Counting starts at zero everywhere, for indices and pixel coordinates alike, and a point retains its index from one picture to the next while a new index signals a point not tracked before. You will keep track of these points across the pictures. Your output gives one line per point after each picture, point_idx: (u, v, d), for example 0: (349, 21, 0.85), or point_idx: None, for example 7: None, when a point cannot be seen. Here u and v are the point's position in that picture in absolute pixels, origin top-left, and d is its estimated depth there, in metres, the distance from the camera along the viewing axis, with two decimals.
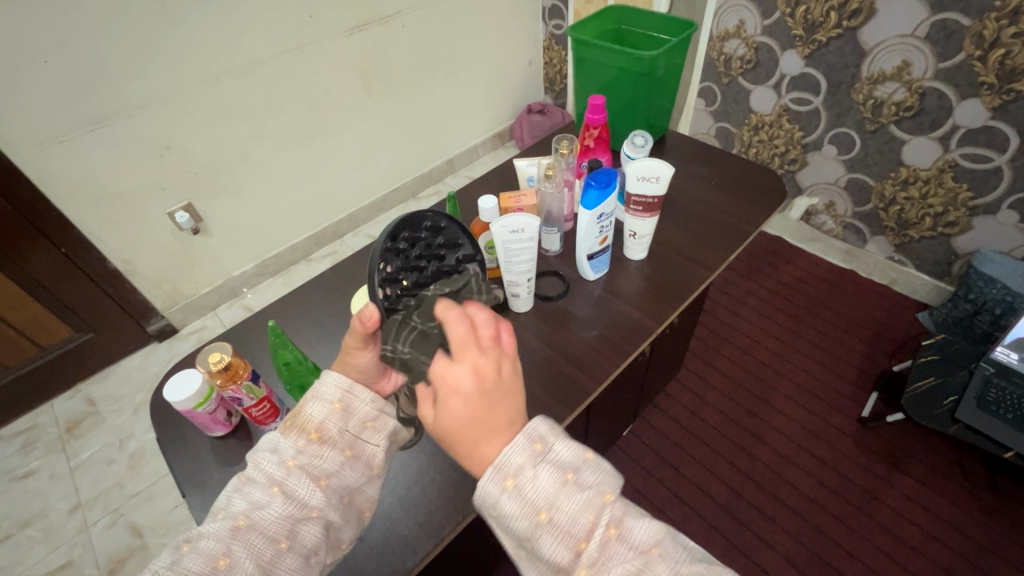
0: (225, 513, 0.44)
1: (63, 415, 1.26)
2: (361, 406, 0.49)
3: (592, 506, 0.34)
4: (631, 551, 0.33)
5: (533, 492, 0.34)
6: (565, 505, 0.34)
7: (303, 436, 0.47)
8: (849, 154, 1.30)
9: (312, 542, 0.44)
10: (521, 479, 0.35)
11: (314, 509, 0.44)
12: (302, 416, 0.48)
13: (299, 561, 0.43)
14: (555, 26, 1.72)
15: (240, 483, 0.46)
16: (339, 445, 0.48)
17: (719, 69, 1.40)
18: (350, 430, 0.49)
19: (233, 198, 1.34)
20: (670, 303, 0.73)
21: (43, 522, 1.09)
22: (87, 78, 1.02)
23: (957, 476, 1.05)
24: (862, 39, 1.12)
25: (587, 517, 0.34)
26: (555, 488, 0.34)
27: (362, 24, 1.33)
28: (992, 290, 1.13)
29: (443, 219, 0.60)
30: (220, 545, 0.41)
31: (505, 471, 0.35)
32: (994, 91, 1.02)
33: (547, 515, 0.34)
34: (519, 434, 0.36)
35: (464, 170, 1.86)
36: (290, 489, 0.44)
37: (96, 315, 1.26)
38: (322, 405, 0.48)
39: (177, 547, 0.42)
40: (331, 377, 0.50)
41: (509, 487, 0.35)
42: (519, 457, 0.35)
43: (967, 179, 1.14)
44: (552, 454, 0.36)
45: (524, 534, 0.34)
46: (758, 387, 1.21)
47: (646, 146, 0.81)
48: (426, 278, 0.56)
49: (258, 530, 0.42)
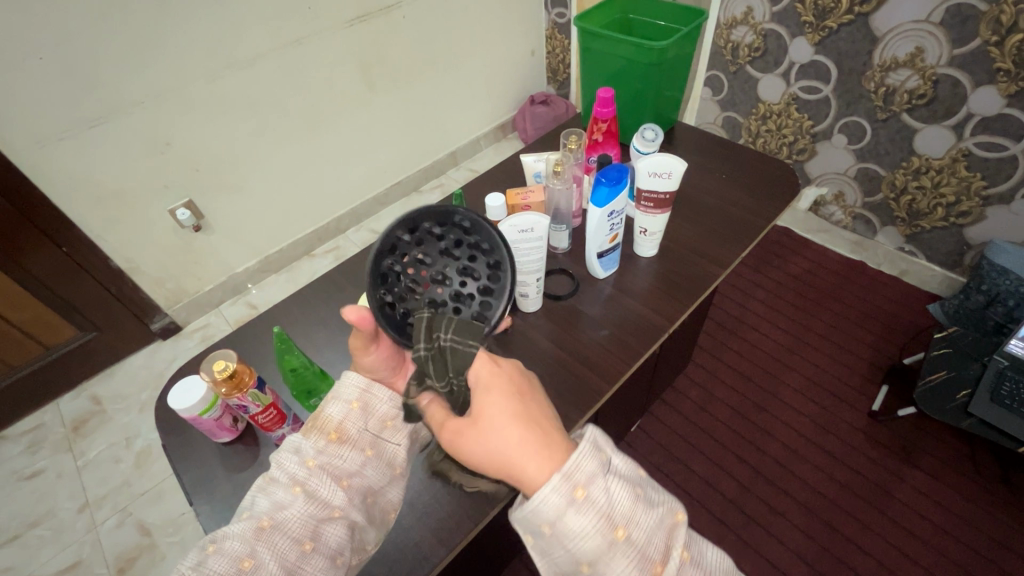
0: (250, 514, 0.45)
1: (69, 414, 1.26)
2: (381, 405, 0.51)
3: (665, 526, 0.39)
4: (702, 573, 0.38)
5: (606, 504, 0.37)
6: (640, 523, 0.37)
7: (323, 436, 0.49)
8: (859, 143, 1.27)
9: (336, 544, 0.44)
10: (593, 489, 0.37)
11: (337, 509, 0.45)
12: (323, 417, 0.50)
13: (325, 562, 0.43)
14: (557, 15, 1.69)
15: (264, 483, 0.46)
16: (360, 445, 0.49)
17: (726, 57, 1.38)
18: (370, 429, 0.50)
19: (235, 194, 1.32)
20: (682, 300, 0.72)
21: (52, 522, 1.09)
22: (84, 75, 1.00)
23: (970, 470, 1.04)
24: (874, 26, 1.09)
25: (660, 538, 0.38)
26: (631, 503, 0.38)
27: (362, 15, 1.31)
28: (1005, 281, 1.11)
29: (475, 219, 0.52)
30: (244, 547, 0.42)
31: (576, 481, 0.37)
32: (1011, 78, 0.99)
33: (623, 532, 0.37)
34: (586, 440, 0.39)
35: (467, 162, 1.84)
36: (312, 489, 0.45)
37: (101, 314, 1.26)
38: (341, 405, 0.50)
39: (203, 547, 0.42)
40: (349, 378, 0.52)
41: (580, 498, 0.37)
42: (592, 468, 0.37)
43: (981, 169, 1.12)
44: (615, 466, 0.40)
45: (594, 550, 0.36)
46: (767, 380, 1.20)
47: (656, 140, 0.79)
48: (435, 277, 0.51)
49: (282, 531, 0.43)
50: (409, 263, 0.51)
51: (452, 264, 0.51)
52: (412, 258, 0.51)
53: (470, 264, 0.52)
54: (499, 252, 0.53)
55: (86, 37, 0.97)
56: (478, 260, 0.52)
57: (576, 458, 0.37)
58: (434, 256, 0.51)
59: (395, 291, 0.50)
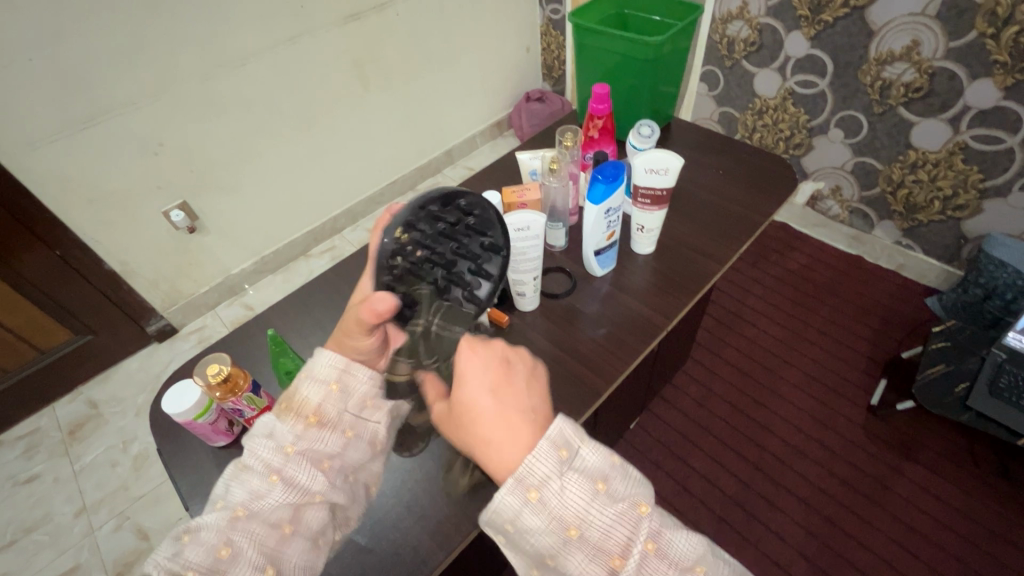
0: (223, 503, 0.44)
1: (65, 418, 1.25)
2: (360, 385, 0.50)
3: (628, 519, 0.35)
4: (669, 566, 0.35)
5: (558, 506, 0.35)
6: (598, 519, 0.35)
7: (301, 420, 0.47)
8: (856, 137, 1.27)
9: (316, 524, 0.44)
10: (545, 492, 0.35)
11: (317, 493, 0.45)
12: (299, 399, 0.48)
13: (306, 544, 0.44)
14: (552, 11, 1.69)
15: (236, 470, 0.45)
16: (340, 427, 0.48)
17: (722, 52, 1.37)
18: (350, 410, 0.49)
19: (229, 195, 1.31)
20: (679, 297, 0.71)
21: (49, 526, 1.08)
22: (74, 75, 0.99)
23: (968, 463, 1.04)
24: (870, 19, 1.08)
25: (622, 532, 0.35)
26: (587, 500, 0.35)
27: (355, 12, 1.30)
28: (1003, 274, 1.11)
29: (478, 202, 0.55)
30: (220, 536, 0.41)
31: (528, 484, 0.35)
32: (1007, 70, 0.99)
33: (577, 531, 0.35)
34: (544, 438, 0.37)
35: (463, 160, 1.83)
36: (290, 476, 0.44)
37: (95, 317, 1.25)
38: (318, 386, 0.49)
39: (176, 538, 0.41)
40: (327, 357, 0.50)
41: (533, 500, 0.35)
42: (544, 468, 0.36)
43: (977, 161, 1.12)
44: (578, 460, 0.37)
45: (550, 548, 0.35)
46: (766, 376, 1.20)
47: (652, 136, 0.79)
48: (436, 258, 0.53)
49: (259, 518, 0.42)
50: (414, 245, 0.53)
51: (451, 247, 0.53)
52: (416, 239, 0.53)
53: (466, 245, 0.54)
54: (496, 233, 0.54)
55: (76, 37, 0.96)
56: (474, 242, 0.54)
57: (529, 461, 0.35)
58: (435, 238, 0.53)
59: (400, 269, 0.52)
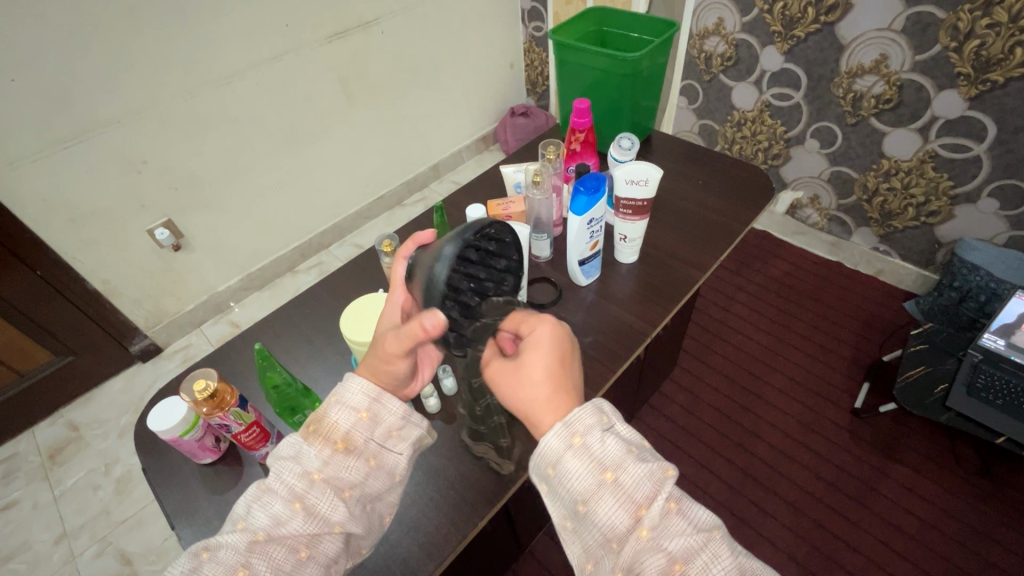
0: (245, 523, 0.43)
1: (45, 442, 1.22)
2: (389, 415, 0.49)
3: (657, 477, 0.37)
4: (689, 525, 0.37)
5: (599, 453, 0.38)
6: (631, 470, 0.38)
7: (329, 445, 0.46)
8: (831, 147, 1.31)
9: (332, 554, 0.43)
10: (589, 439, 0.39)
11: (337, 525, 0.43)
12: (327, 424, 0.47)
13: (320, 571, 0.42)
14: (535, 28, 1.72)
15: (259, 492, 0.44)
16: (364, 454, 0.47)
17: (700, 67, 1.41)
18: (376, 438, 0.48)
19: (214, 212, 1.31)
20: (661, 305, 0.73)
21: (28, 554, 1.05)
22: (57, 95, 0.99)
23: (951, 463, 1.06)
24: (840, 34, 1.12)
25: (650, 486, 0.37)
26: (622, 452, 0.38)
27: (341, 31, 1.32)
28: (976, 277, 1.14)
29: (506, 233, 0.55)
30: (239, 556, 0.40)
31: (574, 429, 0.39)
32: (971, 81, 1.03)
33: (612, 475, 0.38)
34: (588, 402, 0.40)
35: (450, 175, 1.84)
36: (312, 505, 0.43)
37: (77, 339, 1.23)
38: (348, 413, 0.48)
39: (196, 553, 0.41)
40: (358, 383, 0.49)
41: (577, 445, 0.39)
42: (589, 419, 0.39)
43: (946, 169, 1.16)
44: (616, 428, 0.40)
45: (585, 492, 0.38)
46: (751, 382, 1.22)
47: (632, 149, 0.81)
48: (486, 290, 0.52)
49: (278, 542, 0.42)
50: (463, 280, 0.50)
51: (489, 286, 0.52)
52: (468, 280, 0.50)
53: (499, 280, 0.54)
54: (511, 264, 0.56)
55: (60, 55, 0.96)
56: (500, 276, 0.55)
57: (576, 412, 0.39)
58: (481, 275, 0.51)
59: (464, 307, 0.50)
